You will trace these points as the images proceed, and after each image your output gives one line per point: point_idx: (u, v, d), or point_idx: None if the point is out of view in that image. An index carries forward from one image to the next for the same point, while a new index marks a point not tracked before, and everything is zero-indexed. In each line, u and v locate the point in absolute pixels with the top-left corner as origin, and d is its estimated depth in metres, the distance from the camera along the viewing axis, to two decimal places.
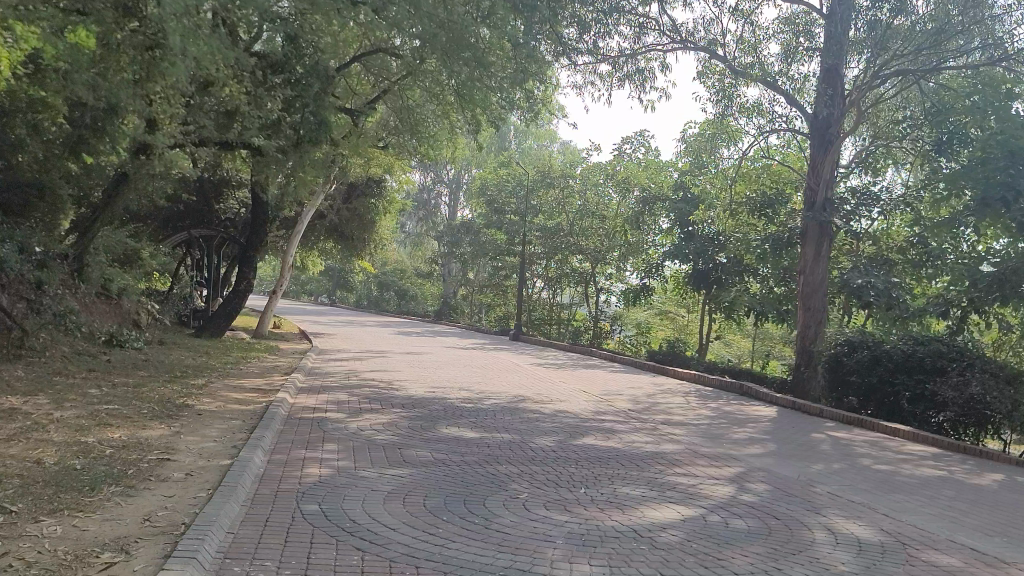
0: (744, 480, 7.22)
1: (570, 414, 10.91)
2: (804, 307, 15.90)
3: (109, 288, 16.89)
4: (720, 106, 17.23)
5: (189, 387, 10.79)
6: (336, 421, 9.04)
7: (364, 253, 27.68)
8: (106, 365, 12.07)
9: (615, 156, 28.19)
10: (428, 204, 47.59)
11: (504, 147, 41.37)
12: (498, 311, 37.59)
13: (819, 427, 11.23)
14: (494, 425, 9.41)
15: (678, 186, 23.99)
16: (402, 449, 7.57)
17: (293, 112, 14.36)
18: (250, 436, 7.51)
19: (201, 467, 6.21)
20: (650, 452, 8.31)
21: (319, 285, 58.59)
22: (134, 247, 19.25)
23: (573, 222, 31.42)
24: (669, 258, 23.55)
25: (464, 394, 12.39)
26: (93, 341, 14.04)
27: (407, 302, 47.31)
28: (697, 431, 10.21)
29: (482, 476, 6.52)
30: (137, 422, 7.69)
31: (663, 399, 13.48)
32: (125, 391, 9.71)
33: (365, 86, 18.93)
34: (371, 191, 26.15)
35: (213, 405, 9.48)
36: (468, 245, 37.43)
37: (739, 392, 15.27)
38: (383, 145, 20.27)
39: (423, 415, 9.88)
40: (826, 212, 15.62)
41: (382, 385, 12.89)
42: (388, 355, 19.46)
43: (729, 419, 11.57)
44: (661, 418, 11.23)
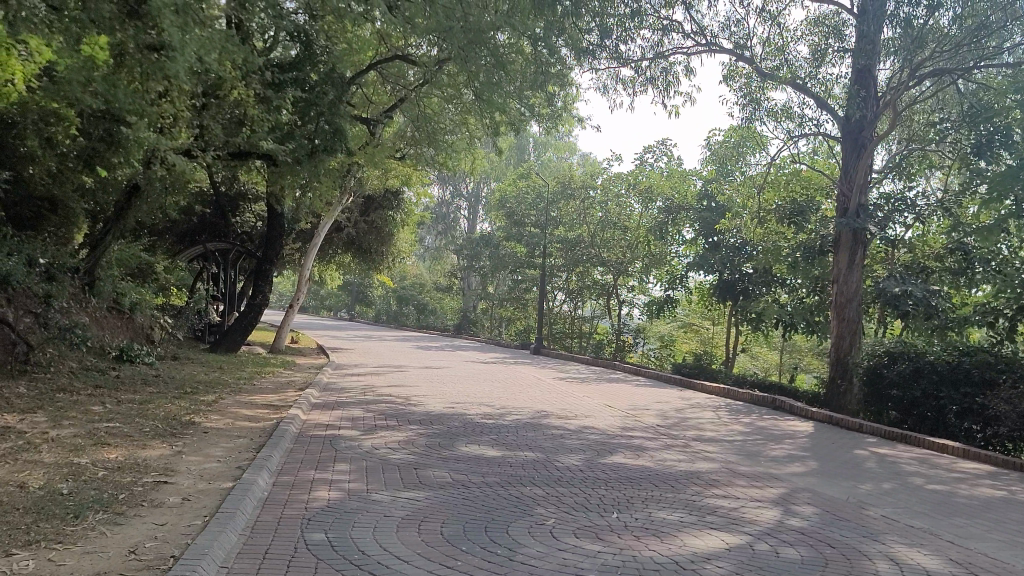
0: (790, 503, 6.64)
1: (596, 431, 10.37)
2: (838, 317, 15.25)
3: (121, 302, 16.50)
4: (746, 110, 16.70)
5: (199, 403, 10.33)
6: (349, 439, 8.55)
7: (383, 266, 27.30)
8: (114, 382, 11.64)
9: (638, 165, 27.67)
10: (447, 218, 47.26)
11: (523, 159, 40.99)
12: (519, 325, 37.15)
13: (860, 443, 10.61)
14: (517, 443, 8.88)
15: (703, 196, 23.59)
16: (419, 469, 7.05)
17: (306, 122, 13.77)
18: (256, 456, 7.03)
19: (200, 491, 5.72)
20: (685, 472, 7.75)
21: (337, 300, 58.31)
22: (148, 261, 18.89)
23: (594, 233, 30.93)
24: (694, 269, 22.99)
25: (484, 409, 11.88)
26: (102, 357, 13.63)
27: (427, 316, 46.92)
28: (732, 448, 9.64)
29: (505, 499, 5.99)
30: (137, 441, 7.22)
31: (692, 414, 12.90)
32: (130, 408, 9.25)
33: (383, 95, 18.57)
34: (389, 203, 25.82)
35: (221, 422, 9.01)
36: (488, 258, 37.01)
37: (772, 407, 14.62)
38: (400, 155, 19.86)
39: (442, 432, 9.36)
40: (860, 218, 15.04)
41: (399, 400, 12.39)
42: (407, 370, 18.98)
43: (764, 435, 10.98)
44: (692, 434, 10.65)
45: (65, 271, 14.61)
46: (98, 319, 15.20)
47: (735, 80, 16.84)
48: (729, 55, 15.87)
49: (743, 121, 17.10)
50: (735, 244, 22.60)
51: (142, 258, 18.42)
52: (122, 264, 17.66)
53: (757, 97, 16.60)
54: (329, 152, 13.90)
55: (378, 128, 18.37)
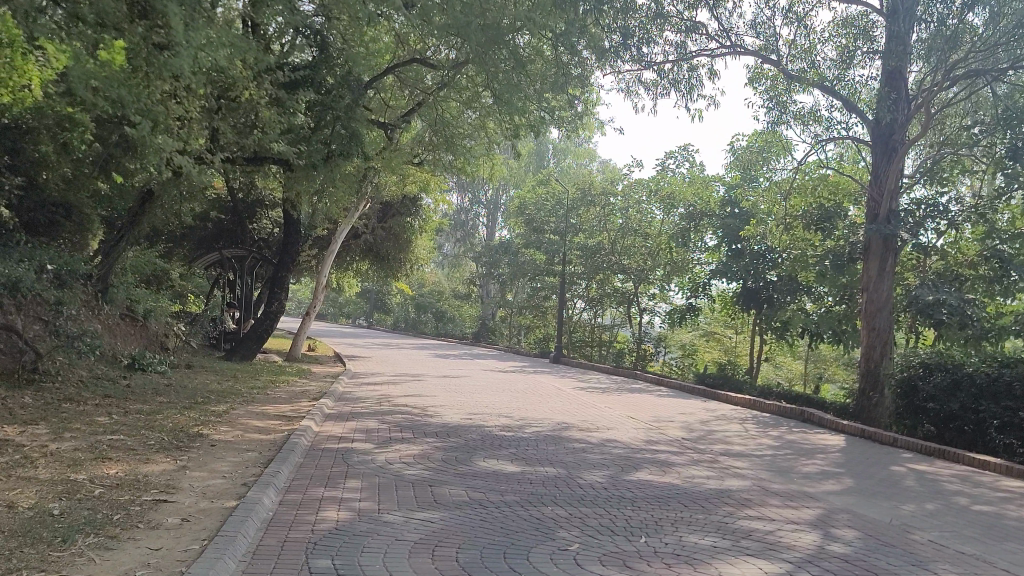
0: (829, 526, 6.21)
1: (620, 444, 9.95)
2: (869, 326, 14.76)
3: (134, 309, 16.26)
4: (772, 114, 16.26)
5: (210, 414, 10.02)
6: (363, 453, 8.21)
7: (401, 274, 27.01)
8: (124, 391, 11.35)
9: (659, 171, 27.26)
10: (466, 226, 46.99)
11: (543, 165, 40.65)
12: (538, 333, 36.78)
13: (896, 458, 10.17)
14: (537, 457, 8.51)
15: (727, 202, 23.15)
16: (434, 487, 6.68)
17: (322, 127, 13.48)
18: (263, 472, 6.69)
19: (201, 511, 5.37)
20: (715, 490, 7.33)
21: (356, 308, 58.11)
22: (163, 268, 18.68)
23: (614, 241, 30.53)
24: (717, 277, 22.54)
25: (502, 421, 11.50)
26: (113, 365, 13.37)
27: (446, 324, 46.64)
28: (762, 464, 9.23)
29: (525, 521, 5.61)
30: (139, 455, 6.90)
31: (718, 427, 12.45)
32: (138, 420, 8.94)
33: (401, 100, 18.30)
34: (407, 210, 25.54)
35: (230, 435, 8.69)
36: (507, 265, 36.66)
37: (800, 419, 14.16)
38: (418, 161, 19.56)
39: (459, 446, 9.01)
40: (891, 225, 14.55)
41: (415, 411, 12.03)
42: (425, 378, 18.69)
43: (795, 449, 10.53)
44: (720, 448, 10.24)
45: (77, 278, 14.37)
46: (110, 326, 14.97)
47: (761, 83, 16.41)
48: (755, 57, 15.45)
49: (769, 124, 16.66)
50: (759, 251, 22.13)
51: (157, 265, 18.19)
52: (137, 271, 17.45)
53: (783, 100, 16.14)
54: (345, 156, 13.50)
55: (396, 133, 18.07)
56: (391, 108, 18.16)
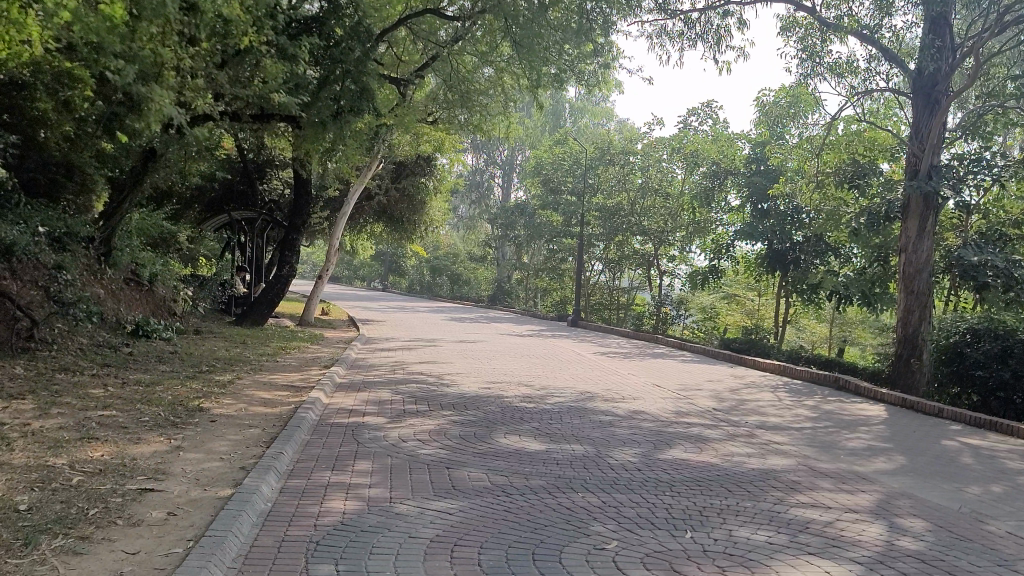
0: (893, 515, 5.55)
1: (649, 417, 9.32)
2: (907, 289, 13.97)
3: (139, 274, 15.72)
4: (805, 67, 15.41)
5: (214, 385, 9.45)
6: (375, 429, 7.60)
7: (415, 236, 26.36)
8: (126, 360, 10.81)
9: (682, 130, 26.39)
10: (481, 187, 46.11)
11: (559, 125, 39.68)
12: (556, 296, 36.16)
13: (946, 431, 9.49)
14: (563, 433, 7.88)
15: (753, 159, 22.32)
16: (452, 470, 6.06)
17: (332, 82, 12.85)
18: (264, 453, 6.10)
19: (190, 504, 4.78)
20: (759, 472, 6.68)
21: (370, 270, 57.58)
22: (170, 231, 18.05)
23: (635, 202, 29.78)
24: (742, 238, 21.77)
25: (522, 391, 10.89)
26: (117, 332, 12.83)
27: (461, 287, 46.11)
28: (803, 438, 8.57)
29: (554, 514, 4.98)
30: (130, 434, 6.33)
31: (749, 396, 11.79)
32: (135, 392, 8.36)
33: (413, 55, 17.48)
34: (420, 169, 24.78)
35: (232, 409, 8.10)
36: (523, 227, 35.92)
37: (834, 386, 13.50)
38: (431, 119, 18.79)
39: (478, 419, 8.40)
40: (933, 182, 13.68)
41: (431, 380, 11.43)
42: (440, 344, 18.10)
43: (834, 421, 9.86)
44: (754, 420, 9.59)
45: (78, 241, 13.77)
46: (114, 291, 14.42)
47: (792, 32, 15.44)
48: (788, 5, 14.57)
49: (801, 77, 15.79)
50: (786, 211, 21.33)
51: (164, 227, 17.59)
52: (143, 234, 16.87)
53: (817, 51, 15.27)
54: (355, 113, 12.95)
55: (409, 90, 17.32)
56: (404, 63, 17.36)
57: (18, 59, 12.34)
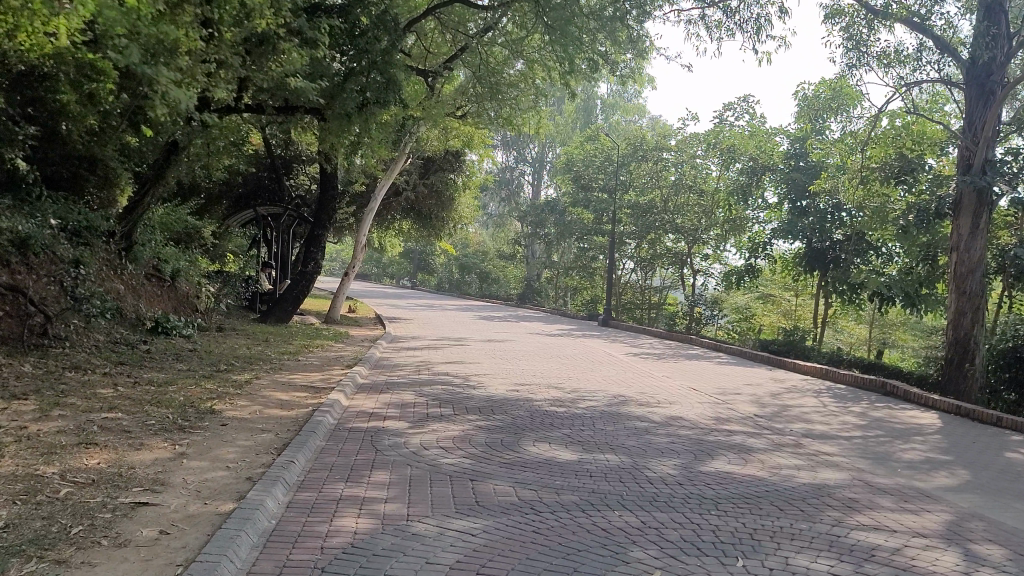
0: (966, 540, 4.96)
1: (686, 424, 8.76)
2: (958, 290, 13.26)
3: (162, 269, 15.40)
4: (851, 57, 14.75)
5: (229, 385, 9.04)
6: (395, 435, 7.14)
7: (444, 234, 25.96)
8: (142, 358, 10.44)
9: (718, 125, 25.74)
10: (511, 185, 45.58)
11: (590, 121, 39.04)
12: (586, 295, 35.64)
13: (1007, 442, 8.84)
14: (595, 441, 7.37)
15: (792, 155, 21.65)
16: (476, 483, 5.57)
17: (357, 72, 12.40)
18: (274, 462, 5.65)
19: (187, 520, 4.33)
20: (812, 488, 6.12)
21: (400, 268, 57.34)
22: (195, 226, 17.72)
23: (667, 199, 29.16)
24: (779, 236, 21.10)
25: (552, 393, 10.38)
26: (136, 329, 12.49)
27: (490, 285, 45.76)
28: (854, 449, 7.99)
29: (588, 537, 4.46)
30: (132, 440, 5.89)
31: (792, 401, 11.19)
32: (145, 392, 7.97)
33: (442, 47, 16.98)
34: (450, 165, 24.27)
35: (246, 411, 7.66)
36: (552, 225, 35.37)
37: (880, 391, 12.84)
38: (460, 113, 18.30)
39: (505, 425, 7.90)
40: (987, 177, 12.93)
41: (457, 381, 10.96)
42: (468, 343, 17.70)
43: (885, 430, 9.24)
44: (800, 428, 9.01)
45: (99, 236, 13.44)
46: (134, 287, 14.12)
47: (837, 20, 14.71)
48: None
49: (845, 68, 15.13)
50: (826, 208, 20.63)
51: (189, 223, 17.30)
52: (166, 229, 16.59)
53: (864, 41, 14.59)
54: (382, 105, 12.51)
55: (437, 83, 16.84)
56: (432, 54, 16.89)
57: (39, 50, 12.05)
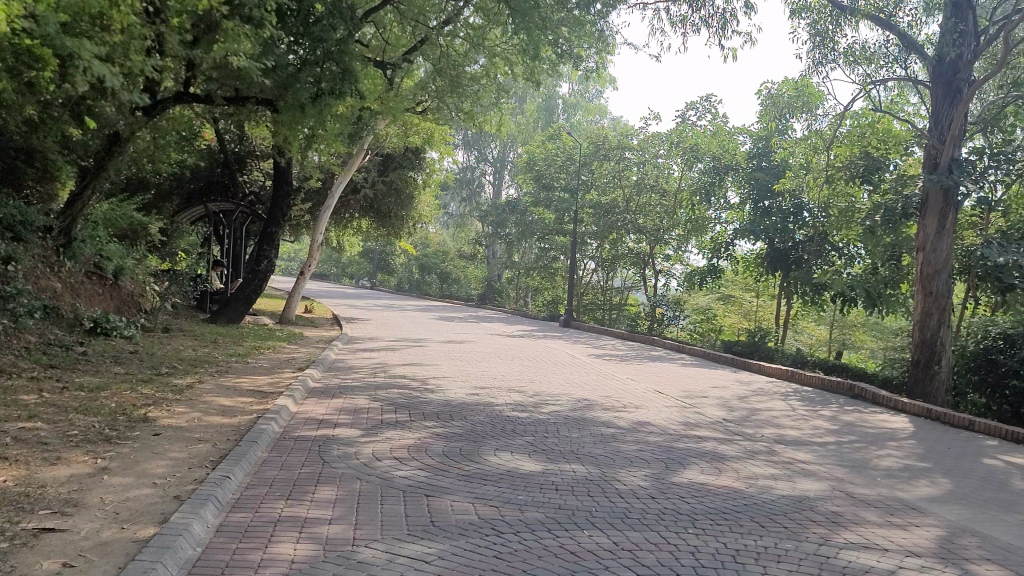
0: (963, 560, 4.59)
1: (655, 430, 8.34)
2: (925, 291, 13.04)
3: (104, 267, 14.63)
4: (817, 54, 14.50)
5: (168, 390, 8.44)
6: (346, 444, 6.62)
7: (403, 232, 25.34)
8: (77, 360, 9.80)
9: (680, 124, 25.47)
10: (472, 184, 45.01)
11: (552, 121, 38.70)
12: (547, 295, 35.23)
13: (984, 447, 8.55)
14: (560, 449, 6.92)
15: (756, 155, 21.44)
16: (432, 500, 5.09)
17: (309, 60, 11.80)
18: (207, 477, 5.10)
19: (98, 548, 3.78)
20: (791, 501, 5.72)
21: (359, 268, 56.52)
22: (142, 223, 16.93)
23: (629, 198, 28.94)
24: (743, 235, 20.87)
25: (513, 397, 9.91)
26: (72, 330, 11.80)
27: (451, 285, 45.21)
28: (830, 456, 7.63)
29: (556, 563, 4.00)
30: (48, 454, 5.31)
31: (761, 405, 10.86)
32: (73, 399, 7.36)
33: (400, 38, 16.40)
34: (409, 162, 23.67)
35: (183, 419, 7.08)
36: (513, 224, 34.94)
37: (848, 394, 12.56)
38: (419, 108, 17.74)
39: (464, 432, 7.43)
40: (954, 175, 12.68)
41: (414, 384, 10.45)
42: (426, 345, 17.15)
43: (859, 435, 8.92)
44: (772, 434, 8.65)
45: (34, 231, 12.70)
46: (73, 285, 13.37)
47: (803, 16, 14.43)
48: None
49: (812, 65, 14.89)
50: (789, 208, 20.46)
51: (136, 219, 16.58)
52: (111, 225, 15.86)
53: (830, 37, 14.32)
54: (337, 95, 11.95)
55: (395, 76, 16.26)
56: (389, 46, 16.30)
57: None
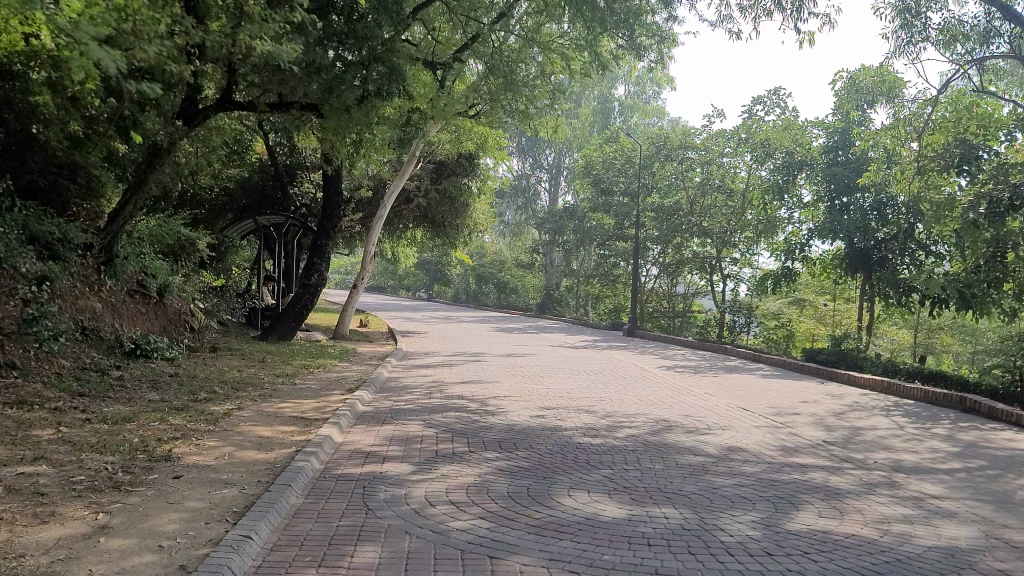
0: None
1: (749, 457, 7.23)
2: None
3: (147, 285, 13.92)
4: (906, 34, 13.30)
5: (201, 420, 7.59)
6: (395, 485, 5.68)
7: (459, 242, 24.56)
8: (110, 387, 9.05)
9: (747, 121, 24.28)
10: (527, 193, 44.11)
11: (609, 124, 37.65)
12: (609, 303, 34.10)
13: None
14: (643, 486, 5.88)
15: (831, 149, 20.17)
16: (498, 563, 4.10)
17: (356, 60, 10.93)
18: (223, 538, 4.19)
19: None
20: (943, 555, 4.59)
21: (416, 280, 56.07)
22: (190, 237, 16.24)
23: (693, 200, 27.74)
24: (820, 235, 19.53)
25: (583, 420, 8.87)
26: (111, 353, 11.12)
27: (508, 296, 44.35)
28: (964, 488, 6.45)
29: None
30: (40, 509, 4.44)
31: (863, 422, 9.67)
32: (92, 434, 6.55)
33: (451, 37, 15.57)
34: (464, 169, 22.87)
35: (210, 455, 6.21)
36: (572, 232, 33.94)
37: (958, 407, 11.24)
38: (473, 111, 16.87)
39: (531, 465, 6.44)
40: None
41: (473, 406, 9.52)
42: (486, 359, 16.22)
43: (988, 459, 7.69)
44: (887, 460, 7.48)
45: (74, 250, 12.07)
46: (117, 304, 12.73)
47: None
48: None
49: (899, 46, 13.68)
50: (871, 206, 19.14)
51: (183, 235, 16.01)
52: (157, 240, 15.29)
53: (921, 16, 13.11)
54: (385, 97, 11.12)
55: (448, 78, 15.41)
56: (439, 46, 15.48)
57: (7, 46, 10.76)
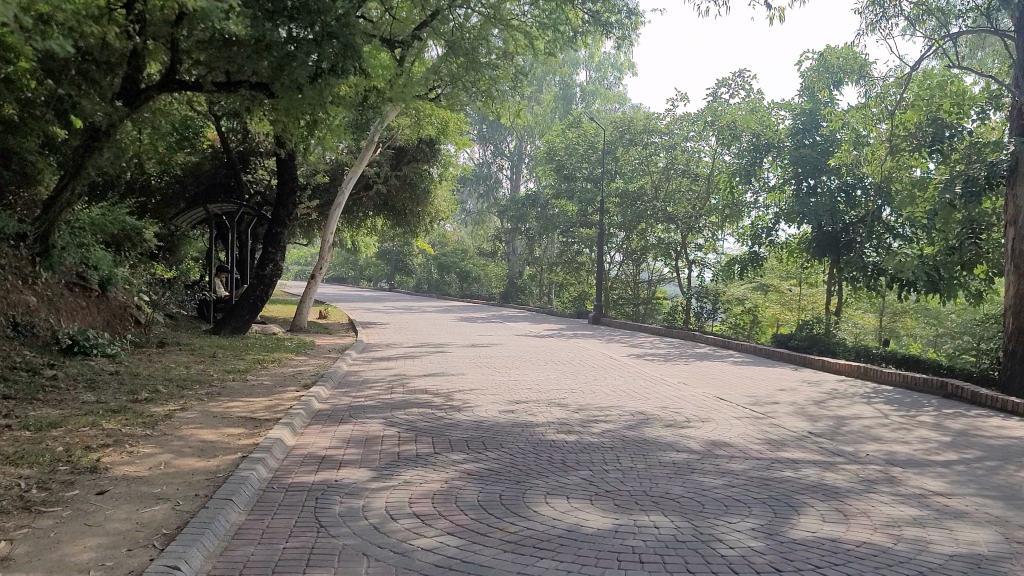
0: None
1: (736, 453, 6.74)
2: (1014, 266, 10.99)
3: (88, 277, 13.06)
4: (878, 9, 12.90)
5: (139, 424, 6.89)
6: (352, 495, 5.05)
7: (420, 229, 23.87)
8: (41, 388, 8.29)
9: (711, 104, 23.89)
10: (488, 180, 43.42)
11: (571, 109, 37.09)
12: (572, 291, 33.59)
13: None
14: (628, 490, 5.33)
15: (798, 130, 19.78)
16: None
17: (303, 33, 10.05)
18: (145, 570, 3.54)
19: None
20: (968, 565, 4.10)
21: (376, 271, 55.16)
22: (135, 226, 15.34)
23: (657, 185, 27.30)
24: (788, 219, 19.15)
25: (556, 415, 8.32)
26: (45, 350, 10.30)
27: (470, 285, 43.66)
28: (968, 483, 5.99)
29: None
30: None
31: (847, 411, 9.23)
32: (9, 442, 5.83)
33: (406, 14, 14.80)
34: (424, 155, 22.12)
35: (142, 466, 5.51)
36: (535, 219, 33.36)
37: (941, 394, 10.84)
38: (433, 94, 16.15)
39: (503, 468, 5.85)
40: None
41: (437, 401, 8.91)
42: (449, 350, 15.61)
43: (985, 448, 7.26)
44: (880, 452, 7.01)
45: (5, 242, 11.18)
46: (53, 299, 11.86)
47: None
48: None
49: (871, 22, 13.28)
50: (839, 188, 18.83)
51: (128, 224, 15.11)
52: (100, 231, 14.44)
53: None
54: (339, 74, 10.18)
55: (406, 57, 14.70)
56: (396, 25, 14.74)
57: None
